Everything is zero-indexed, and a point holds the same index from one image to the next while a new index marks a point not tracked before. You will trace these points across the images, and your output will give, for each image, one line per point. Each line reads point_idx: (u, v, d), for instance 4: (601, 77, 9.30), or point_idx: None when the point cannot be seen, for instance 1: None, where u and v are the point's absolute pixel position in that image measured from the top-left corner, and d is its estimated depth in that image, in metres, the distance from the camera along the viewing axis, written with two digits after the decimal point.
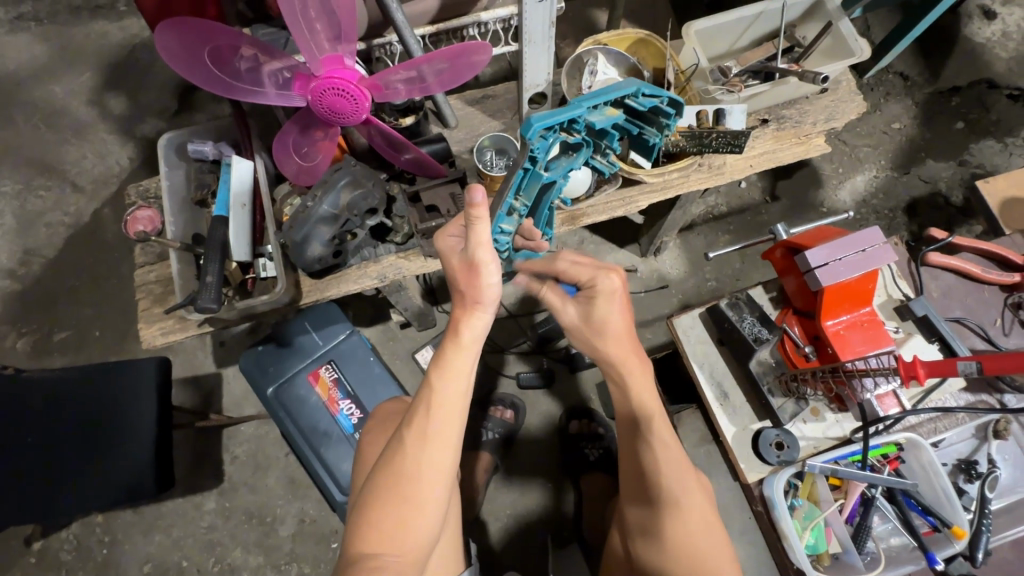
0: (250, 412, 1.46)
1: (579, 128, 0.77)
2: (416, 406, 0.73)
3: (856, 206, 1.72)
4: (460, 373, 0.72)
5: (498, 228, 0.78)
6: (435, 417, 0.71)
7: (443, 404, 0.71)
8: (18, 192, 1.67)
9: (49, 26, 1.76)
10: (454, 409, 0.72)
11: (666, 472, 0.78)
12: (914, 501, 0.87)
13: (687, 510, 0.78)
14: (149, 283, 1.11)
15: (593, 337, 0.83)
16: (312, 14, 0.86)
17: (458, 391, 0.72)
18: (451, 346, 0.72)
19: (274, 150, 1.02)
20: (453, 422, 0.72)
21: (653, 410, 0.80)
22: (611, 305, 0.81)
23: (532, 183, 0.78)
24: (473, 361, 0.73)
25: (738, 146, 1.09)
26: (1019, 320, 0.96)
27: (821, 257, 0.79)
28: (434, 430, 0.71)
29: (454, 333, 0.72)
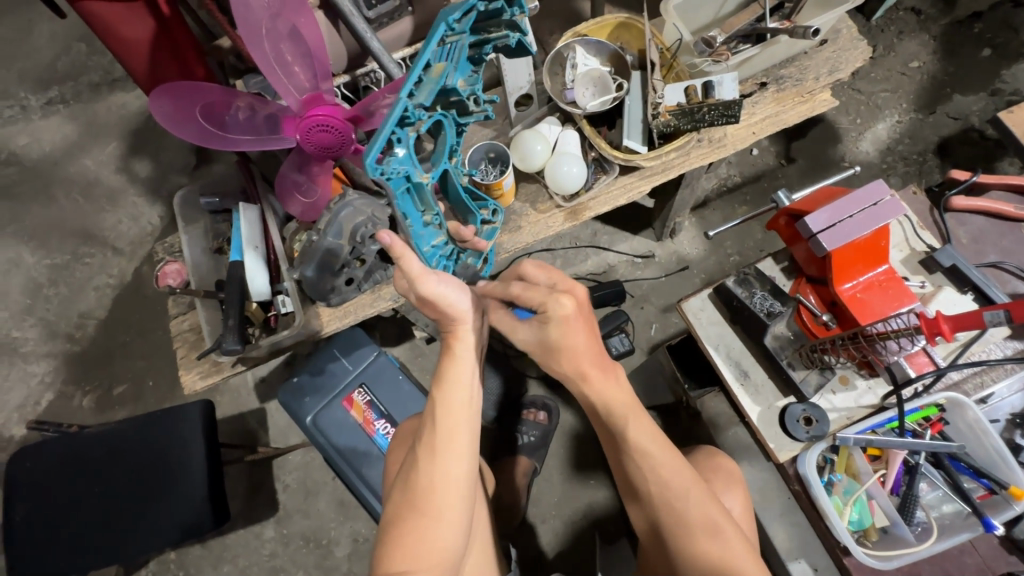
0: (295, 441, 1.52)
1: (416, 116, 0.74)
2: (424, 423, 0.77)
3: (881, 156, 1.63)
4: (458, 383, 0.76)
5: (430, 247, 0.83)
6: (441, 428, 0.75)
7: (445, 414, 0.75)
8: (67, 263, 1.80)
9: (75, 105, 1.90)
10: (458, 419, 0.76)
11: (659, 476, 0.78)
12: (963, 464, 0.80)
13: (696, 522, 0.76)
14: (184, 332, 1.18)
15: (551, 357, 0.82)
16: (290, 56, 0.90)
17: (458, 400, 0.76)
18: (446, 359, 0.78)
19: (278, 190, 1.07)
20: (458, 430, 0.75)
21: (629, 412, 0.81)
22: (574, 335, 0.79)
23: (424, 192, 0.79)
24: (470, 371, 0.78)
25: (733, 116, 1.07)
26: None
27: (823, 221, 0.77)
28: (442, 441, 0.74)
29: (449, 345, 0.78)
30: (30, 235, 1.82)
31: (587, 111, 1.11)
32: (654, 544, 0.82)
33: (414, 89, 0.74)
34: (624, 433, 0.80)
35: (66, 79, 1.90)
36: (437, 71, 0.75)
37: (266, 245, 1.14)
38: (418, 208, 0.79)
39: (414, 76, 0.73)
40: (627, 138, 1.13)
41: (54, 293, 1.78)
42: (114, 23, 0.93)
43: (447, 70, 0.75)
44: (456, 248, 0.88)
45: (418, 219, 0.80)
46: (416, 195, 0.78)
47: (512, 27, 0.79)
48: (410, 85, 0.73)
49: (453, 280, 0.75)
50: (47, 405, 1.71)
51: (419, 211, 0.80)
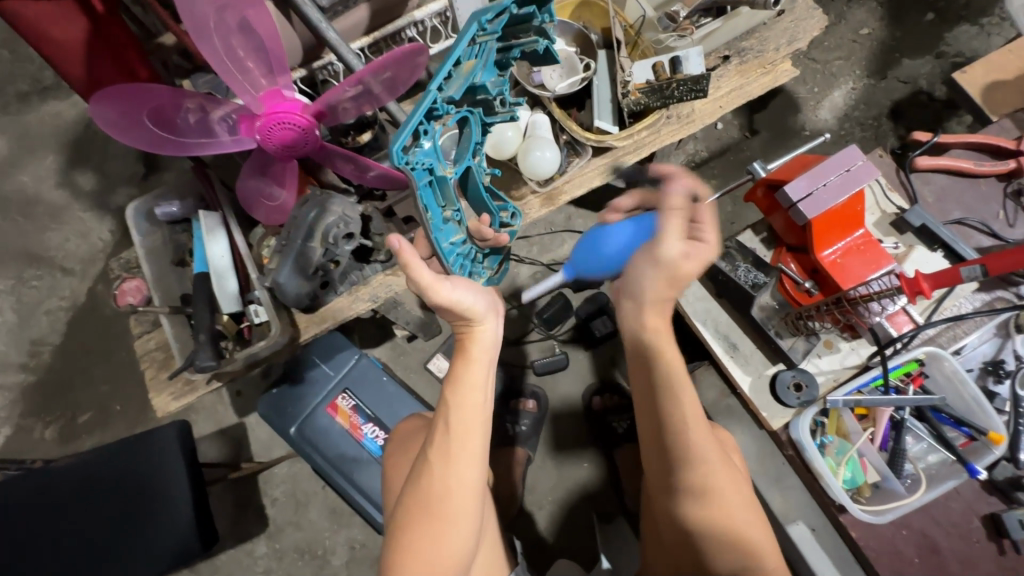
0: (280, 454, 1.47)
1: (444, 109, 0.71)
2: (436, 423, 0.78)
3: (838, 123, 1.68)
4: (475, 384, 0.77)
5: (448, 244, 0.75)
6: (455, 431, 0.76)
7: (458, 417, 0.76)
8: (11, 288, 1.68)
9: (3, 118, 1.75)
10: (472, 420, 0.77)
11: (707, 453, 0.72)
12: (944, 415, 0.83)
13: (726, 496, 0.72)
14: (151, 351, 1.11)
15: (638, 314, 0.75)
16: (244, 54, 0.84)
17: (473, 403, 0.76)
18: (462, 359, 0.79)
19: (241, 196, 1.01)
20: (473, 433, 0.76)
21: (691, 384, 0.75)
22: (648, 264, 0.74)
23: (445, 186, 0.74)
24: (485, 373, 0.78)
25: (702, 90, 1.08)
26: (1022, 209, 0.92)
27: (802, 189, 0.76)
28: (456, 443, 0.76)
29: (465, 346, 0.79)
30: None
31: (555, 94, 1.10)
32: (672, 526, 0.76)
33: (443, 83, 0.73)
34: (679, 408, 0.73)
35: None
36: (466, 68, 0.75)
37: (233, 254, 1.08)
38: (439, 203, 0.74)
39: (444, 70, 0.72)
40: (597, 119, 1.13)
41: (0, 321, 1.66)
42: (46, 24, 0.83)
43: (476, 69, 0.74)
44: (474, 251, 0.84)
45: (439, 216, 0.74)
46: (437, 188, 0.73)
47: (540, 36, 0.82)
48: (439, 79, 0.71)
49: (472, 285, 0.76)
50: (5, 441, 1.61)
51: (439, 207, 0.74)
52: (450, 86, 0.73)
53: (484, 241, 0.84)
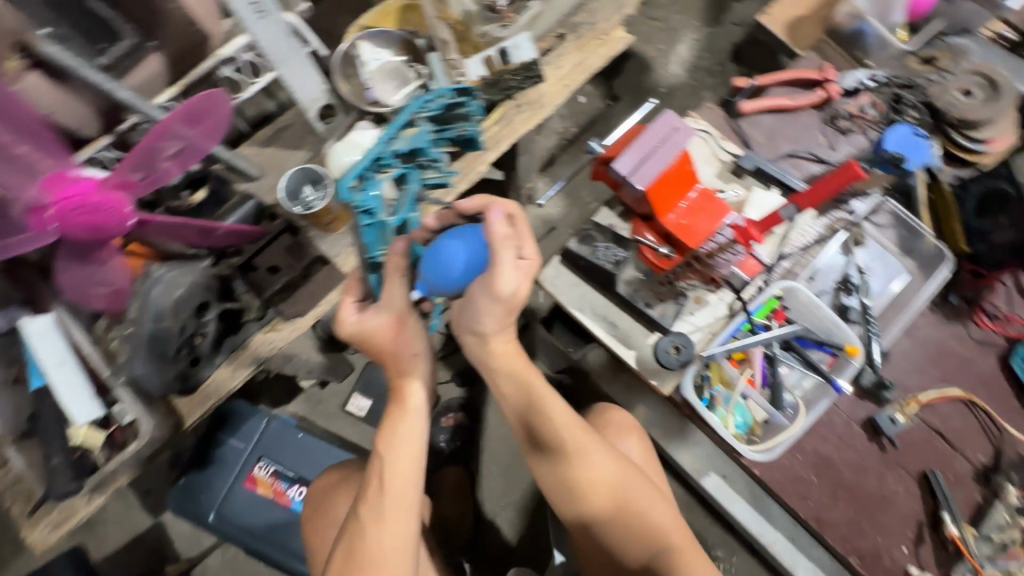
0: (209, 542, 1.36)
1: (388, 161, 0.80)
2: (369, 480, 0.74)
3: (688, 75, 1.74)
4: (409, 439, 0.75)
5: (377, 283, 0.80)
6: (391, 487, 0.72)
7: (394, 470, 0.73)
8: None
9: None
10: (409, 474, 0.74)
11: (601, 475, 0.79)
12: (807, 340, 0.88)
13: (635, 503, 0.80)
14: (11, 484, 0.98)
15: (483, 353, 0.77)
16: (4, 139, 0.73)
17: (409, 458, 0.74)
18: (396, 414, 0.76)
19: (65, 289, 0.89)
20: (410, 487, 0.73)
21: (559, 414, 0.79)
22: (485, 296, 0.70)
23: (384, 232, 0.77)
24: (420, 424, 0.76)
25: (537, 75, 1.11)
26: (838, 132, 1.01)
27: (629, 162, 0.81)
28: (391, 499, 0.72)
29: (400, 402, 0.77)
30: None
31: (394, 107, 1.05)
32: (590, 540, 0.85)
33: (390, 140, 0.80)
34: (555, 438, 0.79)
35: None
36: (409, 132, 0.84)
37: (78, 354, 0.95)
38: (377, 246, 0.77)
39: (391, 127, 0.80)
40: None
41: None
42: None
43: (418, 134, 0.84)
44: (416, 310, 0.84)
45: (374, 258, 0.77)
46: (377, 234, 0.77)
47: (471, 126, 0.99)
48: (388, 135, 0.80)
49: (420, 337, 0.78)
50: None
51: (378, 251, 0.77)
52: (396, 142, 0.81)
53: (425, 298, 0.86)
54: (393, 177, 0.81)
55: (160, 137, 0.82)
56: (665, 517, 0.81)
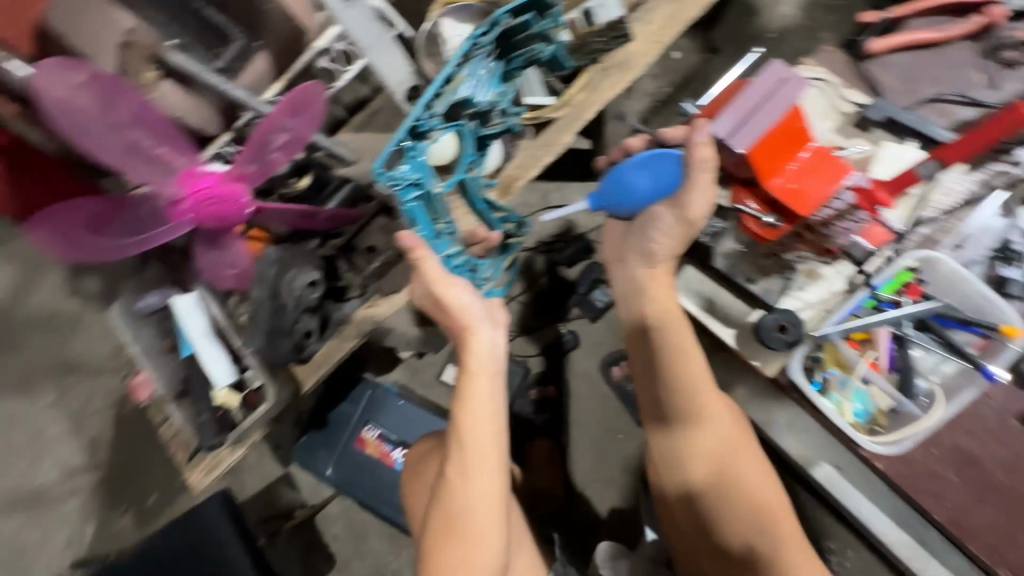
0: (328, 493, 1.53)
1: (430, 125, 0.81)
2: (450, 444, 0.79)
3: (803, 14, 1.53)
4: (481, 399, 0.79)
5: (445, 253, 0.93)
6: (471, 448, 0.77)
7: (470, 431, 0.78)
8: (57, 399, 1.80)
9: (6, 247, 1.86)
10: (485, 433, 0.78)
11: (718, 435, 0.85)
12: (950, 319, 0.79)
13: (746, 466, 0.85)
14: (173, 436, 1.17)
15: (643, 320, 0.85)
16: (145, 141, 0.82)
17: (483, 418, 0.78)
18: (464, 376, 0.80)
19: (205, 271, 1.04)
20: (489, 446, 0.78)
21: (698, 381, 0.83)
22: (670, 214, 0.80)
23: (437, 201, 0.88)
24: (489, 383, 0.80)
25: (623, 34, 1.03)
26: (998, 67, 0.93)
27: (729, 124, 0.73)
28: (472, 458, 0.77)
29: (464, 363, 0.81)
30: (13, 386, 1.81)
31: None
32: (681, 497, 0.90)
33: (431, 101, 0.81)
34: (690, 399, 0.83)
35: None
36: (456, 83, 0.83)
37: (215, 328, 1.10)
38: (429, 218, 0.88)
39: (431, 89, 0.80)
40: (527, 96, 1.09)
41: (57, 431, 1.79)
42: None
43: (466, 86, 0.84)
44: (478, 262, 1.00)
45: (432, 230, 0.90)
46: (426, 206, 0.87)
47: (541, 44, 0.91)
48: (427, 97, 0.80)
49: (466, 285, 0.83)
50: (92, 535, 1.75)
51: (430, 222, 0.89)
52: (440, 102, 0.82)
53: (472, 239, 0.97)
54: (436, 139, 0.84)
55: (270, 131, 0.89)
56: (770, 488, 0.85)
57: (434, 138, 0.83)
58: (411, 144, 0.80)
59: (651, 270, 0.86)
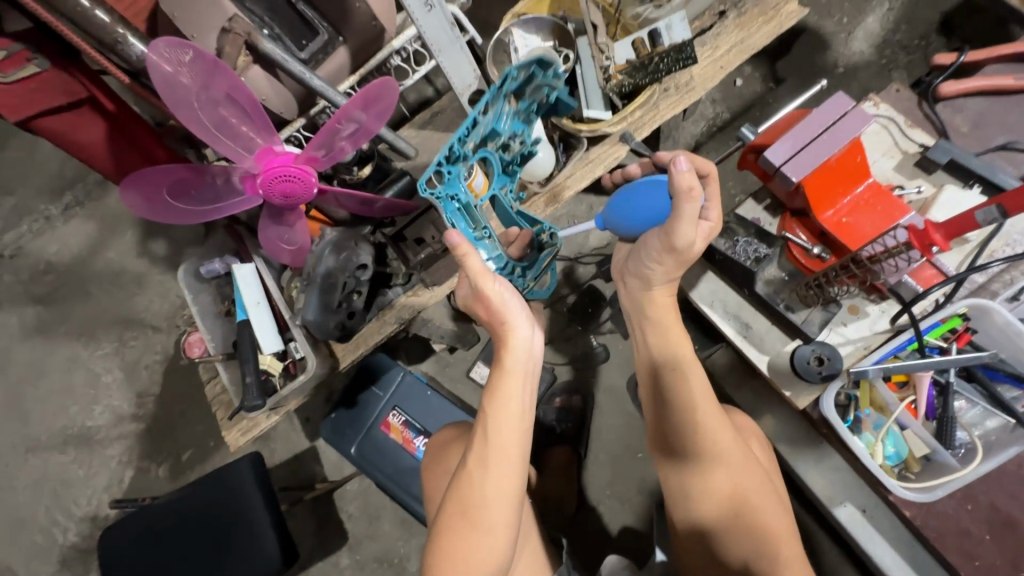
0: (349, 471, 1.58)
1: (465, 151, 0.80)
2: (474, 435, 0.81)
3: (875, 52, 1.51)
4: (510, 397, 0.79)
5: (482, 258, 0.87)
6: (493, 441, 0.78)
7: (496, 425, 0.79)
8: (115, 350, 1.94)
9: (89, 205, 2.02)
10: (509, 430, 0.79)
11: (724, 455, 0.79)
12: (999, 372, 0.77)
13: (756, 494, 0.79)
14: (217, 394, 1.25)
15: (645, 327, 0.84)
16: (232, 118, 0.90)
17: (510, 417, 0.79)
18: (498, 373, 0.81)
19: (265, 246, 1.09)
20: (510, 442, 0.79)
21: (699, 395, 0.79)
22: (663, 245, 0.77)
23: (473, 211, 0.84)
24: (521, 383, 0.81)
25: (687, 58, 1.04)
26: None
27: (783, 152, 0.78)
28: (494, 452, 0.78)
29: (500, 362, 0.81)
30: (79, 333, 1.96)
31: None
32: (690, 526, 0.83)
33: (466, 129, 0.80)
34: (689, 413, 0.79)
35: (75, 183, 2.03)
36: (488, 113, 0.81)
37: (267, 298, 1.18)
38: (469, 226, 0.84)
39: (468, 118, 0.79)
40: (587, 109, 1.10)
41: (112, 379, 1.92)
42: (69, 130, 0.92)
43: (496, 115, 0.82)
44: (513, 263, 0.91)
45: (470, 237, 0.85)
46: (465, 215, 0.84)
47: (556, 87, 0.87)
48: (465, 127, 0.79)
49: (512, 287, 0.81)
50: (130, 481, 1.86)
51: (470, 230, 0.84)
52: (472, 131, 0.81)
53: (510, 243, 0.92)
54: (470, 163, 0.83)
55: (342, 121, 0.96)
56: (780, 516, 0.79)
57: (468, 162, 0.82)
58: (448, 167, 0.80)
59: (647, 290, 0.84)
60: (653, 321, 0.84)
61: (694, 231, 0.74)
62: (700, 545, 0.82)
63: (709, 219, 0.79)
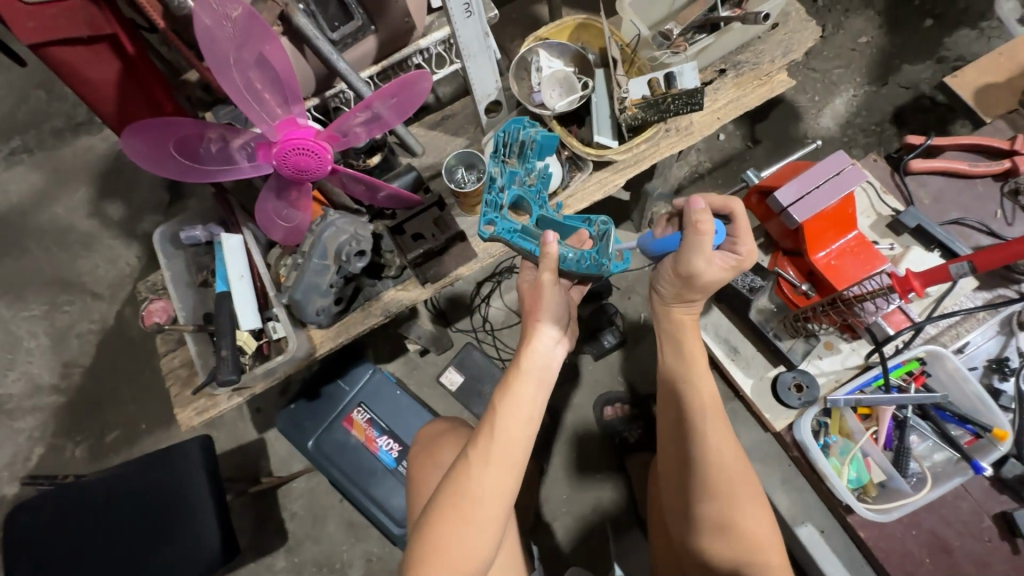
0: (299, 468, 1.51)
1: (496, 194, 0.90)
2: (479, 429, 0.78)
3: (839, 130, 1.69)
4: (524, 395, 0.78)
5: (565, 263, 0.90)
6: (499, 438, 0.76)
7: (504, 422, 0.77)
8: (45, 313, 1.77)
9: (40, 153, 1.86)
10: (516, 429, 0.77)
11: (729, 476, 0.80)
12: (948, 413, 0.92)
13: (752, 515, 0.80)
14: (176, 368, 1.17)
15: (673, 349, 0.87)
16: (259, 84, 0.88)
17: (520, 416, 0.77)
18: (515, 370, 0.80)
19: (259, 219, 1.06)
20: (515, 442, 0.77)
21: (712, 416, 0.81)
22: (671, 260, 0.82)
23: (528, 232, 0.91)
24: (534, 384, 0.79)
25: (697, 103, 1.12)
26: (1018, 208, 1.04)
27: (792, 194, 0.87)
28: (497, 449, 0.76)
29: (520, 360, 0.80)
30: (6, 289, 1.78)
31: (555, 111, 1.13)
32: (680, 534, 0.87)
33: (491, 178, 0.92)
34: (699, 432, 0.81)
35: (27, 129, 1.87)
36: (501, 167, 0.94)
37: (252, 273, 1.14)
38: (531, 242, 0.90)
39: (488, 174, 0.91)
40: (597, 135, 1.17)
41: (35, 345, 1.74)
42: (82, 67, 0.90)
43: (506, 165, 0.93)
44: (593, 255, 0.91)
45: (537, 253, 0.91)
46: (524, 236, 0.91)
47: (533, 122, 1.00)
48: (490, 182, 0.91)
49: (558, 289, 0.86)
50: (38, 459, 1.68)
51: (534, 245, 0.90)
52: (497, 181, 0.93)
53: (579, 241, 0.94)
54: (508, 202, 0.92)
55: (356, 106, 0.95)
56: (772, 541, 0.80)
57: (506, 202, 0.91)
58: (487, 207, 0.90)
59: (666, 305, 0.87)
60: (674, 336, 0.87)
61: (709, 262, 0.78)
62: (685, 552, 0.86)
63: (738, 252, 0.81)
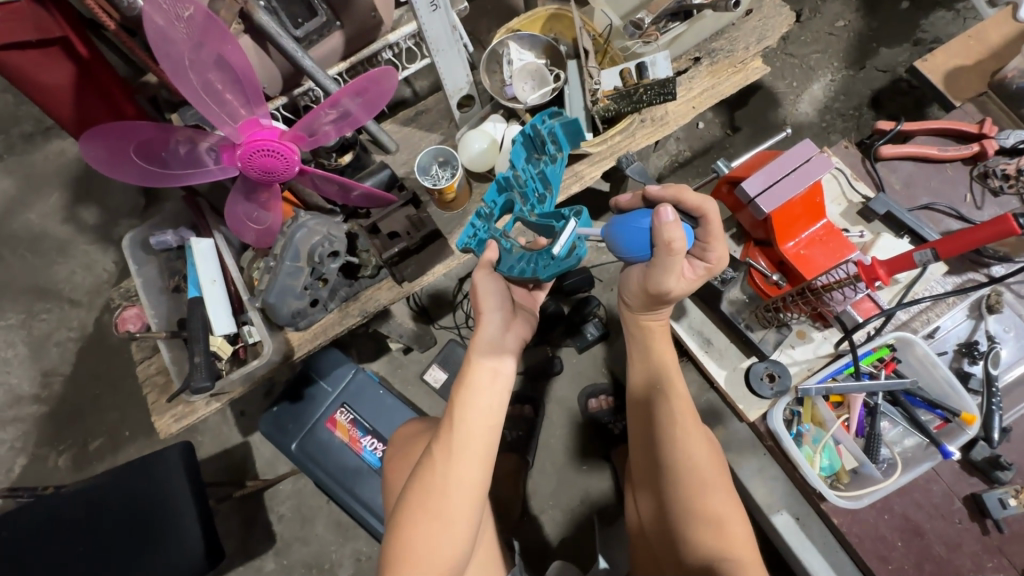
0: (284, 470, 1.50)
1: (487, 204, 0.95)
2: (441, 424, 0.80)
3: (818, 115, 1.69)
4: (481, 386, 0.79)
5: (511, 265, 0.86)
6: (459, 430, 0.77)
7: (462, 414, 0.78)
8: (22, 322, 1.74)
9: (10, 159, 1.82)
10: (477, 420, 0.78)
11: (690, 459, 0.82)
12: (917, 398, 0.94)
13: (719, 499, 0.81)
14: (152, 375, 1.16)
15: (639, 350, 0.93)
16: (220, 84, 0.86)
17: (477, 407, 0.78)
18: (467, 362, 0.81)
19: (229, 222, 1.04)
20: (476, 432, 0.78)
21: (675, 402, 0.86)
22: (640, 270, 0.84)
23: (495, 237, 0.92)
24: (489, 374, 0.80)
25: (670, 93, 1.11)
26: (987, 191, 1.05)
27: (759, 185, 0.85)
28: (458, 441, 0.77)
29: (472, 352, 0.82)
30: None
31: (528, 104, 1.13)
32: (657, 524, 0.87)
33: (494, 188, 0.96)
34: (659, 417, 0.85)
35: None
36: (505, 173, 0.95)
37: (224, 276, 1.12)
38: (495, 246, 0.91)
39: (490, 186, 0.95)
40: None
41: (14, 355, 1.72)
42: (33, 71, 0.88)
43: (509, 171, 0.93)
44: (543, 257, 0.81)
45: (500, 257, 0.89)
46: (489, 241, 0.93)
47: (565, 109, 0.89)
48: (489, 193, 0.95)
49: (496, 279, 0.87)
50: (22, 470, 1.66)
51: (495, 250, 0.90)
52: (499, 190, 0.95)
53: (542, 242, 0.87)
54: (494, 210, 0.94)
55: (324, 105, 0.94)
56: (742, 525, 0.81)
57: (488, 210, 0.94)
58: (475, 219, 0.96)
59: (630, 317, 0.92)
60: (638, 337, 0.93)
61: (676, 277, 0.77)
62: (663, 545, 0.86)
63: (706, 259, 0.81)
